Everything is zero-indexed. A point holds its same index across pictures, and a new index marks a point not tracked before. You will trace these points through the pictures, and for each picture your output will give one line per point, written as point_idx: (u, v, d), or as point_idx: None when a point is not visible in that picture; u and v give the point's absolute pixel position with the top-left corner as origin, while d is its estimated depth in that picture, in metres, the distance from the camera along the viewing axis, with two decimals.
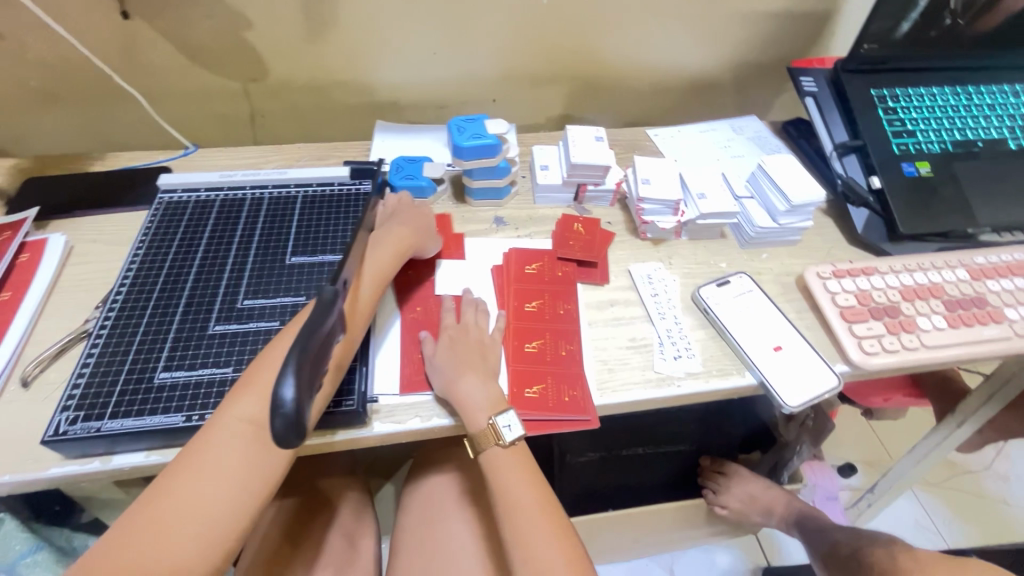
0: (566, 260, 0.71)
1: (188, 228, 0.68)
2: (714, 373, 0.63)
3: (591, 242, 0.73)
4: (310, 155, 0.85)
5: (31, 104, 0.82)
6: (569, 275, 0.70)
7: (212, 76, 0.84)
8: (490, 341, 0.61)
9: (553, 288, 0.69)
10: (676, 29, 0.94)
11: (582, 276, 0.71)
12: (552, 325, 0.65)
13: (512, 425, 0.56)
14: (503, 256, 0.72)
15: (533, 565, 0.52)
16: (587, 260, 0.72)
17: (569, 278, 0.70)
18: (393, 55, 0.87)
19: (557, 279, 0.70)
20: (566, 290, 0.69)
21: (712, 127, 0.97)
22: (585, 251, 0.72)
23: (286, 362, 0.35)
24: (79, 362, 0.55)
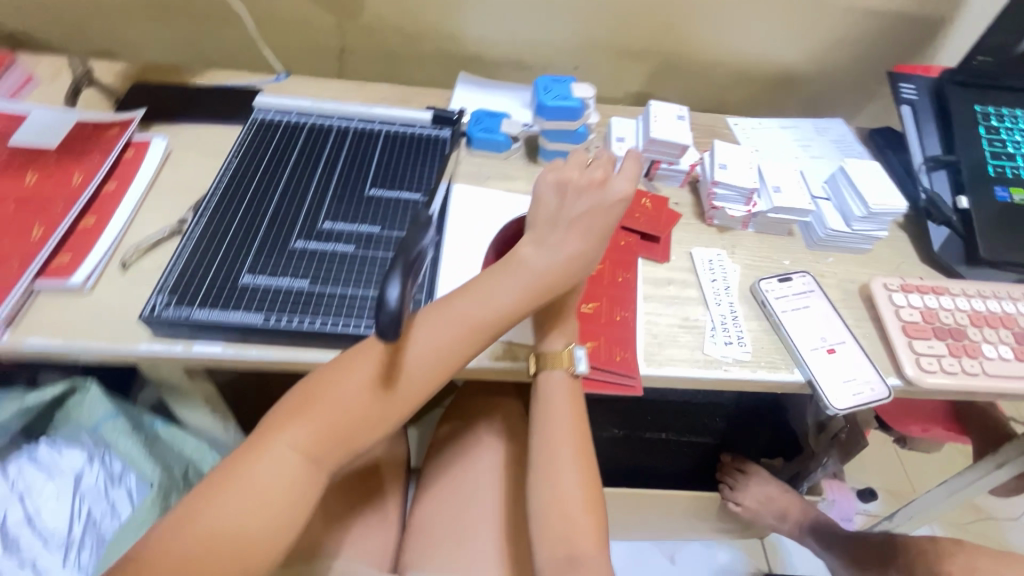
0: (630, 232, 0.73)
1: (278, 148, 0.71)
2: (763, 364, 0.63)
3: (656, 217, 0.74)
4: (393, 97, 0.87)
5: (144, 13, 0.87)
6: (632, 246, 0.71)
7: (312, 7, 0.87)
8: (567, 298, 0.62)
9: (615, 256, 0.70)
10: (777, 16, 0.91)
11: (645, 249, 0.72)
12: (612, 291, 0.66)
13: (584, 359, 0.59)
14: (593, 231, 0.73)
15: (561, 503, 0.55)
16: (650, 234, 0.73)
17: (632, 248, 0.71)
18: (486, 7, 0.88)
19: (619, 249, 0.71)
20: (626, 260, 0.70)
21: (795, 124, 0.94)
22: (649, 225, 0.73)
23: (393, 268, 0.39)
24: (174, 253, 0.60)
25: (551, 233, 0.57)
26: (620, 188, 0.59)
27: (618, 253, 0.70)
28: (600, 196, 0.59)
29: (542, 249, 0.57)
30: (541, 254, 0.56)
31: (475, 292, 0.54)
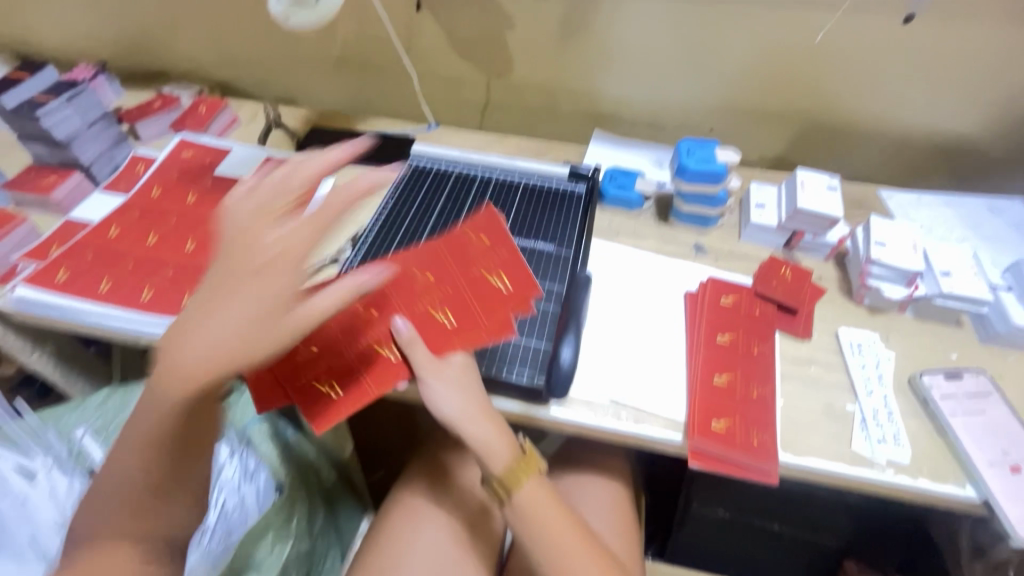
0: (420, 311, 0.58)
1: (428, 194, 0.79)
2: (924, 472, 0.55)
3: (347, 402, 0.53)
4: (530, 150, 0.92)
5: (326, 70, 1.01)
6: (346, 366, 0.55)
7: (467, 67, 0.96)
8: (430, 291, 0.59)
9: (445, 268, 0.61)
10: (944, 87, 0.85)
11: (326, 399, 0.53)
12: (329, 315, 0.57)
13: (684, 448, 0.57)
14: (462, 327, 0.57)
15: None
16: (334, 398, 0.53)
17: (338, 351, 0.55)
18: (629, 70, 0.91)
19: (418, 281, 0.60)
20: (358, 322, 0.57)
21: (962, 201, 0.85)
22: (381, 384, 0.54)
23: (566, 335, 0.61)
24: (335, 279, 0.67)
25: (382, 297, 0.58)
26: (199, 369, 0.39)
27: (446, 249, 0.62)
28: (259, 297, 0.40)
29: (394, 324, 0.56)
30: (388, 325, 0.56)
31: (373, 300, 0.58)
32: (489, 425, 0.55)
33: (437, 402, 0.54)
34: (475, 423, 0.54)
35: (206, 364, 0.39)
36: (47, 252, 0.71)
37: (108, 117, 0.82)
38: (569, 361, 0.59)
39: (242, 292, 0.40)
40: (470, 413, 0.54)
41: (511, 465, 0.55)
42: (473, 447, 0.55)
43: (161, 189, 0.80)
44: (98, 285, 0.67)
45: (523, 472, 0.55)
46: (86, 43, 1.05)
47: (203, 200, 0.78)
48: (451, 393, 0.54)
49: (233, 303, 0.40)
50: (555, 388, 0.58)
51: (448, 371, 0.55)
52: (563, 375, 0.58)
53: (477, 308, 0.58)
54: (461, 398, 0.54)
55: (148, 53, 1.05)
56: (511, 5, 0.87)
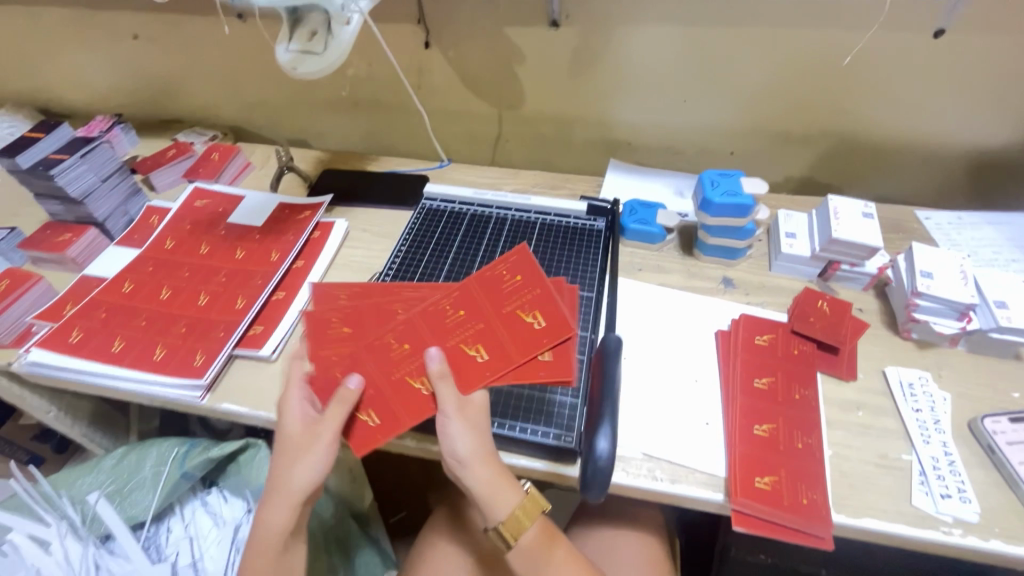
0: (453, 347, 0.54)
1: (442, 236, 0.76)
2: (998, 533, 0.50)
3: (382, 431, 0.52)
4: (545, 183, 0.90)
5: (337, 110, 1.01)
6: (380, 396, 0.53)
7: (478, 101, 0.94)
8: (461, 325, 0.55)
9: (478, 303, 0.56)
10: (983, 103, 0.80)
11: (363, 430, 0.52)
12: (364, 348, 0.55)
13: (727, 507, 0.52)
14: (493, 365, 0.53)
15: None
16: (370, 427, 0.52)
17: (373, 383, 0.54)
18: (644, 98, 0.88)
19: (449, 316, 0.56)
20: (391, 355, 0.54)
21: (1008, 219, 0.79)
22: (413, 416, 0.52)
23: (602, 422, 0.50)
24: None
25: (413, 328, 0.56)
26: (282, 509, 0.49)
27: (479, 285, 0.57)
28: (289, 436, 0.51)
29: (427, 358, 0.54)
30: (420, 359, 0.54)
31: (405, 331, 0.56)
32: (492, 470, 0.50)
33: (449, 439, 0.49)
34: (481, 467, 0.49)
35: (283, 504, 0.49)
36: (61, 312, 0.70)
37: (122, 171, 0.82)
38: (606, 455, 0.49)
39: (282, 438, 0.51)
40: (479, 455, 0.49)
41: (515, 510, 0.49)
42: (474, 493, 0.49)
43: (175, 240, 0.79)
44: (112, 345, 0.66)
45: (526, 517, 0.50)
46: (104, 94, 1.07)
47: (216, 250, 0.77)
48: (462, 431, 0.50)
49: (279, 451, 0.51)
50: (589, 487, 0.49)
51: (469, 411, 0.51)
52: (599, 474, 0.48)
53: (508, 346, 0.53)
54: (471, 437, 0.50)
55: (163, 102, 1.06)
56: (521, 39, 0.85)
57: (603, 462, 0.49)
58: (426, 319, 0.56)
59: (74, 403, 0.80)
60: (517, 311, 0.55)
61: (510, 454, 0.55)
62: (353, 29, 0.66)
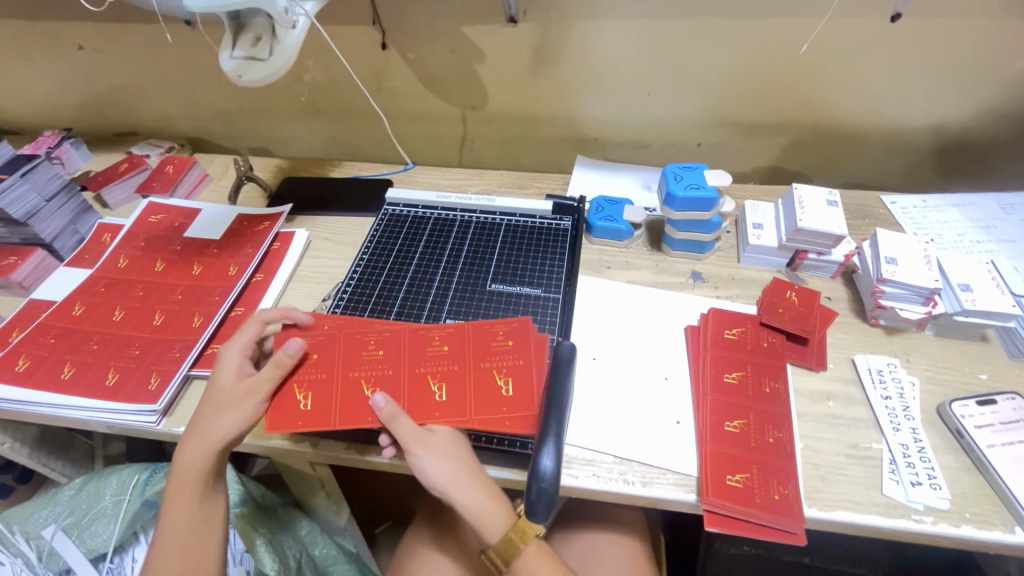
0: (420, 374, 0.54)
1: (406, 241, 0.74)
2: (969, 518, 0.50)
3: (310, 418, 0.51)
4: (512, 182, 0.88)
5: (297, 116, 0.98)
6: (329, 384, 0.53)
7: (440, 101, 0.92)
8: (434, 361, 0.55)
9: (466, 347, 0.56)
10: (942, 85, 0.80)
11: (293, 409, 0.52)
12: (346, 338, 0.57)
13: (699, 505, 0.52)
14: (446, 410, 0.52)
15: None
16: (299, 409, 0.51)
17: (330, 369, 0.54)
18: (607, 92, 0.87)
19: (431, 347, 0.56)
20: (362, 354, 0.56)
21: (972, 200, 0.80)
22: (347, 420, 0.51)
23: (546, 439, 0.47)
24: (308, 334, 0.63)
25: (390, 345, 0.56)
26: (196, 456, 0.50)
27: (474, 333, 0.57)
28: (221, 385, 0.52)
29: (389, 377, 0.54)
30: (383, 376, 0.54)
31: (383, 342, 0.57)
32: (481, 491, 0.49)
33: (425, 471, 0.48)
34: (465, 489, 0.48)
35: (199, 452, 0.50)
36: (8, 339, 0.67)
37: (69, 189, 0.79)
38: (550, 474, 0.46)
39: (213, 390, 0.52)
40: (460, 479, 0.48)
41: (507, 532, 0.49)
42: (466, 517, 0.48)
43: (128, 259, 0.76)
44: (61, 372, 0.63)
45: (520, 540, 0.49)
46: (52, 109, 1.03)
47: (171, 266, 0.75)
48: (438, 461, 0.48)
49: (205, 403, 0.52)
50: (535, 510, 0.46)
51: (435, 440, 0.49)
52: (543, 496, 0.45)
53: (466, 397, 0.52)
54: (449, 463, 0.48)
55: (116, 114, 1.03)
56: (479, 37, 0.83)
57: (549, 483, 0.46)
58: (404, 344, 0.56)
59: (31, 431, 0.77)
60: (495, 371, 0.54)
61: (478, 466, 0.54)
62: (300, 32, 0.64)
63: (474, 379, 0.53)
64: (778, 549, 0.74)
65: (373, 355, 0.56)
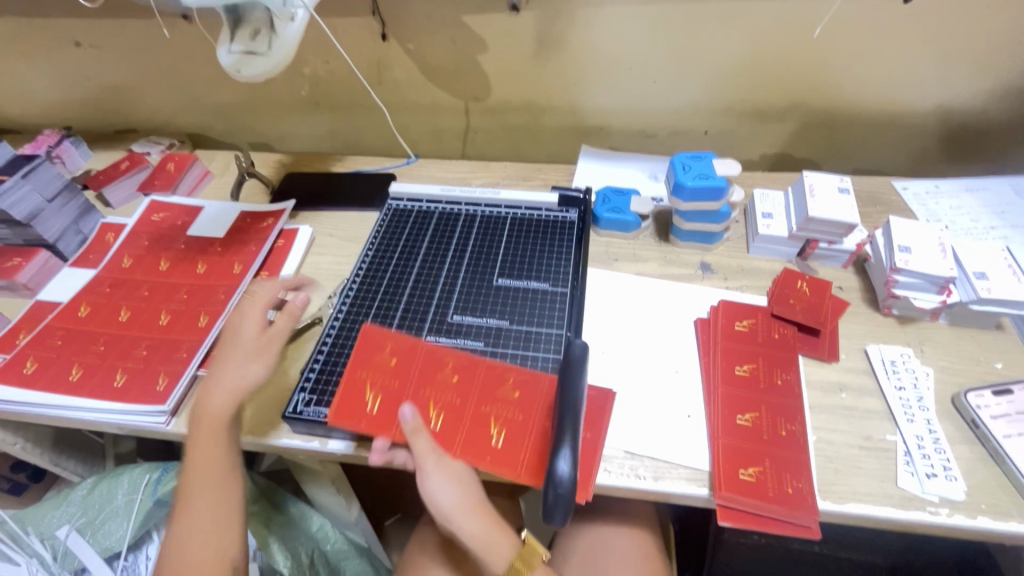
0: (484, 414, 0.54)
1: (411, 236, 0.74)
2: (985, 510, 0.49)
3: (374, 422, 0.53)
4: (516, 175, 0.87)
5: (298, 110, 0.97)
6: (398, 392, 0.55)
7: (442, 93, 0.91)
8: (505, 404, 0.54)
9: (539, 399, 0.55)
10: (957, 67, 0.78)
11: (362, 407, 0.54)
12: (426, 354, 0.58)
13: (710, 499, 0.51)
14: (501, 451, 0.52)
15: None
16: (366, 408, 0.54)
17: (406, 380, 0.56)
18: (613, 81, 0.85)
19: (504, 389, 0.55)
20: (437, 375, 0.57)
21: (985, 185, 0.78)
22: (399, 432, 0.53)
23: (561, 443, 0.46)
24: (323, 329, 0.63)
25: (468, 374, 0.56)
26: (224, 400, 0.52)
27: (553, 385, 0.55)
28: (239, 331, 0.56)
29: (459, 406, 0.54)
30: (454, 401, 0.55)
31: (463, 367, 0.57)
32: (485, 520, 0.49)
33: (434, 495, 0.49)
34: (471, 520, 0.49)
35: (227, 396, 0.52)
36: (15, 342, 0.67)
37: (70, 189, 0.78)
38: (567, 480, 0.45)
39: (231, 337, 0.56)
40: (468, 507, 0.49)
41: (512, 559, 0.49)
42: (468, 545, 0.49)
43: (132, 258, 0.75)
44: (69, 374, 0.63)
45: (523, 568, 0.49)
46: (51, 106, 1.02)
47: (176, 265, 0.74)
48: (449, 487, 0.49)
49: (225, 349, 0.55)
50: (552, 515, 0.45)
51: (449, 460, 0.50)
52: (560, 501, 0.44)
53: (520, 451, 0.52)
54: (461, 491, 0.49)
55: (115, 110, 1.02)
56: (482, 26, 0.81)
57: (565, 489, 0.45)
58: (485, 378, 0.56)
59: (42, 432, 0.77)
60: None
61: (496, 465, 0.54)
62: (299, 25, 0.62)
63: (536, 432, 0.53)
64: (787, 539, 0.74)
65: (448, 386, 0.56)
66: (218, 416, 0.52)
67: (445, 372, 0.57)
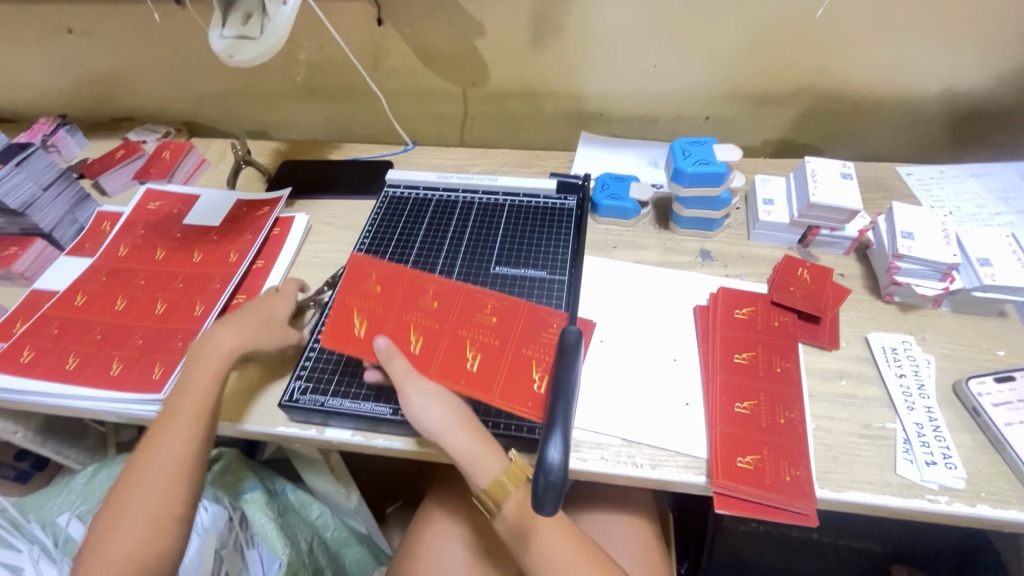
0: (463, 337, 0.56)
1: (408, 224, 0.73)
2: (985, 498, 0.49)
3: (360, 346, 0.54)
4: (515, 162, 0.86)
5: (294, 97, 0.96)
6: (381, 318, 0.56)
7: (440, 79, 0.90)
8: (483, 330, 0.56)
9: (516, 326, 0.57)
10: (965, 50, 0.77)
11: (348, 331, 0.55)
12: (409, 281, 0.59)
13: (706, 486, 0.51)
14: (479, 373, 0.54)
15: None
16: (353, 333, 0.55)
17: (388, 305, 0.57)
18: (612, 65, 0.84)
19: (482, 314, 0.57)
20: (420, 302, 0.58)
21: (992, 170, 0.77)
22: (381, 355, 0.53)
23: (553, 431, 0.46)
24: (318, 321, 0.62)
25: (448, 298, 0.58)
26: (230, 340, 0.54)
27: (529, 316, 0.57)
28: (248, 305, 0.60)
29: (439, 330, 0.56)
30: (435, 326, 0.56)
31: (444, 293, 0.59)
32: (473, 436, 0.50)
33: (418, 413, 0.50)
34: (456, 434, 0.49)
35: (234, 336, 0.55)
36: (12, 331, 0.67)
37: (65, 177, 0.78)
38: (558, 467, 0.44)
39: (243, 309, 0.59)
40: (451, 424, 0.50)
41: (499, 477, 0.49)
42: (455, 461, 0.49)
43: (128, 247, 0.75)
44: (65, 363, 0.63)
45: (512, 483, 0.49)
46: (46, 94, 1.01)
47: (171, 254, 0.74)
48: (430, 406, 0.50)
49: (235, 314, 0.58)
50: (543, 503, 0.44)
51: (428, 382, 0.52)
52: (551, 489, 0.44)
53: (497, 374, 0.54)
54: (443, 409, 0.50)
55: (111, 99, 1.01)
56: (479, 9, 0.80)
57: (556, 476, 0.45)
58: (464, 303, 0.58)
59: (42, 420, 0.78)
60: (536, 361, 0.54)
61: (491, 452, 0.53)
62: (291, 8, 0.60)
63: (513, 356, 0.55)
64: (786, 526, 0.74)
65: (430, 312, 0.57)
66: (217, 358, 0.53)
67: (427, 297, 0.58)
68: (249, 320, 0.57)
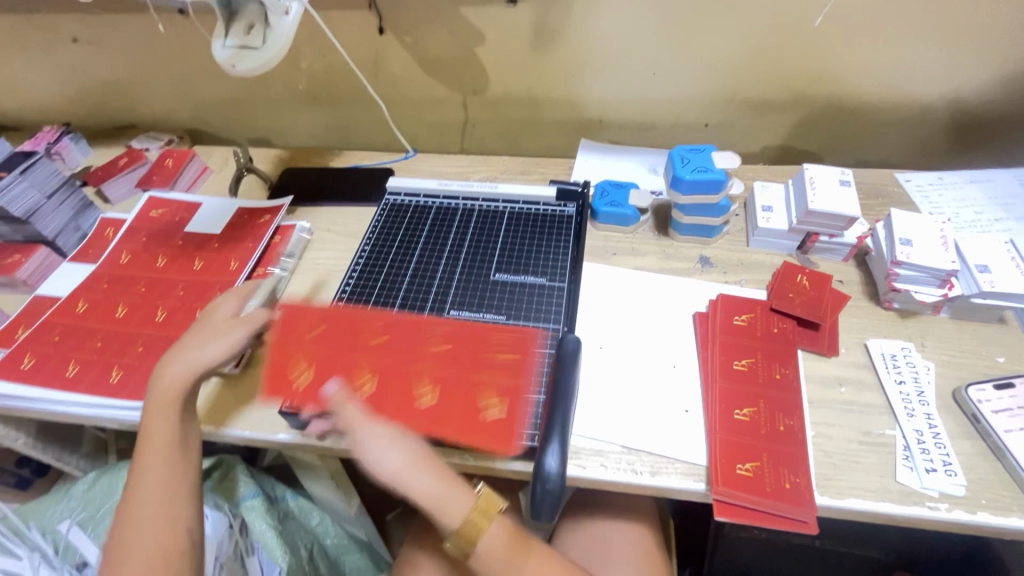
0: (410, 373, 0.55)
1: (408, 230, 0.74)
2: (986, 505, 0.49)
3: (307, 397, 0.55)
4: (515, 169, 0.87)
5: (296, 105, 0.96)
6: (325, 365, 0.56)
7: (440, 87, 0.90)
8: (429, 364, 0.56)
9: (461, 357, 0.56)
10: (961, 57, 0.77)
11: (296, 382, 0.56)
12: (355, 324, 0.60)
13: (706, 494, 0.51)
14: (430, 410, 0.52)
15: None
16: (299, 383, 0.56)
17: (331, 351, 0.57)
18: (611, 73, 0.85)
19: (427, 350, 0.57)
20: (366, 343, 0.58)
21: (990, 177, 0.77)
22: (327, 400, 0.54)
23: (550, 440, 0.47)
24: None
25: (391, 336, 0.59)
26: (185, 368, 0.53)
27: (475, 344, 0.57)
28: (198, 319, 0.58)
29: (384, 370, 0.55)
30: (379, 365, 0.56)
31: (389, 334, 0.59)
32: (434, 476, 0.48)
33: (374, 461, 0.48)
34: (418, 476, 0.47)
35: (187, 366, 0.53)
36: (13, 337, 0.67)
37: (69, 185, 0.78)
38: (556, 474, 0.46)
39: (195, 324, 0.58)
40: (411, 466, 0.47)
41: (469, 514, 0.47)
42: (421, 504, 0.47)
43: (130, 255, 0.76)
44: (66, 370, 0.63)
45: (483, 519, 0.47)
46: (50, 103, 1.02)
47: (173, 262, 0.74)
48: (385, 450, 0.48)
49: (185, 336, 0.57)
50: (540, 512, 0.45)
51: (377, 424, 0.49)
52: (548, 496, 0.45)
53: (447, 409, 0.53)
54: (399, 451, 0.48)
55: (114, 107, 1.02)
56: (479, 18, 0.81)
57: (553, 484, 0.46)
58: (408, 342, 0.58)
59: (43, 426, 0.78)
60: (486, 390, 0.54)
61: (480, 458, 0.52)
62: (293, 18, 0.62)
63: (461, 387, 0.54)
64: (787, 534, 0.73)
65: (373, 351, 0.57)
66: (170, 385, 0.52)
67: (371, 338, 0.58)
68: (199, 341, 0.55)
